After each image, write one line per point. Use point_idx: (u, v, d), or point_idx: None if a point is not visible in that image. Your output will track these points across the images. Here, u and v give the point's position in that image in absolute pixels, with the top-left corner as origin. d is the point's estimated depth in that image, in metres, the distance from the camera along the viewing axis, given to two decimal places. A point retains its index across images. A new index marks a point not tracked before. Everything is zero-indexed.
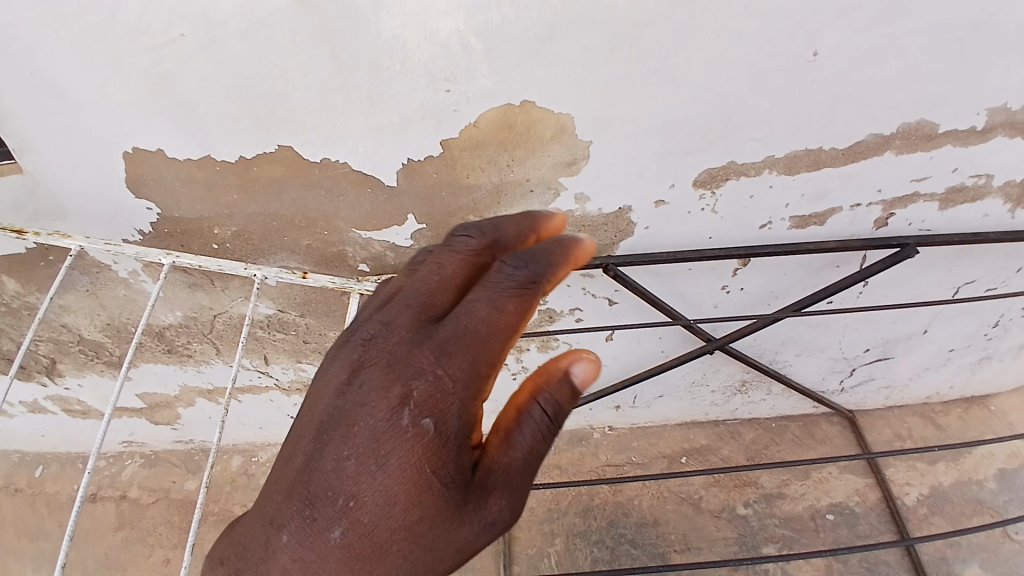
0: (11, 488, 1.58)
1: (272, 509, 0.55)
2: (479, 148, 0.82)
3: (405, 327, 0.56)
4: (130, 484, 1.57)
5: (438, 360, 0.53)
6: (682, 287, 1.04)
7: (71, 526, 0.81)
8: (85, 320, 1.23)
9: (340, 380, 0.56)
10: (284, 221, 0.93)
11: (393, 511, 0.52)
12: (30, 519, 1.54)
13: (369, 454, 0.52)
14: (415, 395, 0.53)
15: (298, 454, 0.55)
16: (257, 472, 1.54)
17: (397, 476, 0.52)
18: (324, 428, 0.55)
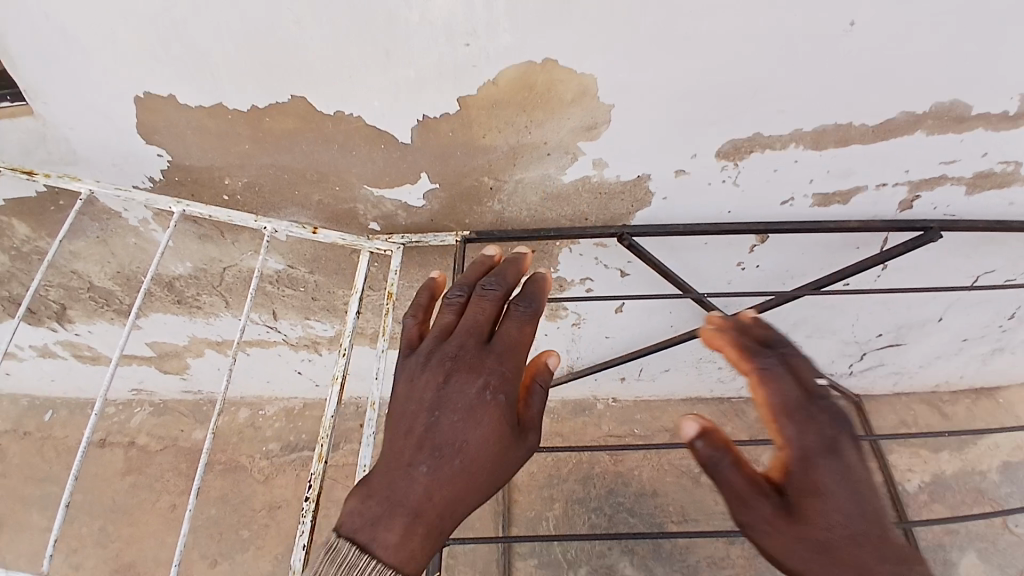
0: (23, 431, 1.61)
1: (399, 458, 0.62)
2: (497, 108, 0.79)
3: (467, 346, 0.69)
4: (139, 432, 1.60)
5: (501, 362, 0.67)
6: (696, 261, 1.02)
7: (77, 468, 0.83)
8: (96, 268, 1.23)
9: (428, 381, 0.67)
10: (296, 175, 0.92)
11: (490, 456, 0.63)
12: (41, 461, 1.58)
13: (466, 415, 0.64)
14: (491, 377, 0.66)
15: (414, 421, 0.65)
16: (263, 425, 1.56)
17: (490, 428, 0.63)
18: (431, 404, 0.65)
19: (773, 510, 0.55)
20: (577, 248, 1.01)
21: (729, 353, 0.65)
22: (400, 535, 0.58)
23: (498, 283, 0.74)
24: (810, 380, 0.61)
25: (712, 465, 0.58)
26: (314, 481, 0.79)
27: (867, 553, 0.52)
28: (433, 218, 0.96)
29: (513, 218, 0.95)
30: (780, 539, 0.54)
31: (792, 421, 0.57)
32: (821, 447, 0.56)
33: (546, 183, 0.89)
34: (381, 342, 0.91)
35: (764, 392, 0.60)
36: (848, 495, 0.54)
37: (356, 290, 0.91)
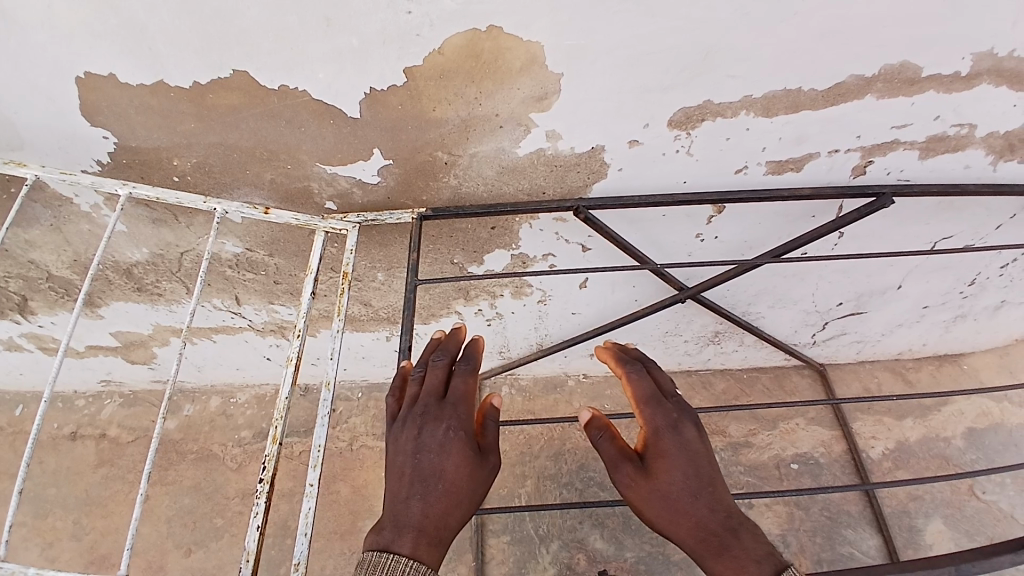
0: None
1: (396, 496, 0.67)
2: (445, 79, 0.78)
3: (430, 404, 0.73)
4: (110, 423, 1.58)
5: (459, 406, 0.73)
6: (655, 233, 1.02)
7: (28, 456, 0.82)
8: (53, 257, 1.20)
9: (403, 437, 0.71)
10: (246, 154, 0.90)
11: (469, 478, 0.68)
12: (10, 457, 1.55)
13: (440, 453, 0.69)
14: (452, 421, 0.71)
15: (401, 468, 0.69)
16: (236, 413, 1.55)
17: (463, 456, 0.69)
18: (410, 449, 0.70)
19: (634, 470, 0.68)
20: (537, 223, 1.00)
21: (612, 363, 0.79)
22: (411, 549, 0.62)
23: (445, 350, 0.79)
24: (666, 384, 0.76)
25: (594, 440, 0.72)
26: (268, 464, 0.78)
27: (697, 503, 0.64)
28: (388, 196, 0.95)
29: (470, 194, 0.94)
30: (639, 493, 0.67)
31: (651, 406, 0.72)
32: (669, 424, 0.70)
33: (500, 156, 0.88)
34: (337, 321, 0.90)
35: (632, 388, 0.75)
36: (689, 460, 0.67)
37: (311, 270, 0.90)
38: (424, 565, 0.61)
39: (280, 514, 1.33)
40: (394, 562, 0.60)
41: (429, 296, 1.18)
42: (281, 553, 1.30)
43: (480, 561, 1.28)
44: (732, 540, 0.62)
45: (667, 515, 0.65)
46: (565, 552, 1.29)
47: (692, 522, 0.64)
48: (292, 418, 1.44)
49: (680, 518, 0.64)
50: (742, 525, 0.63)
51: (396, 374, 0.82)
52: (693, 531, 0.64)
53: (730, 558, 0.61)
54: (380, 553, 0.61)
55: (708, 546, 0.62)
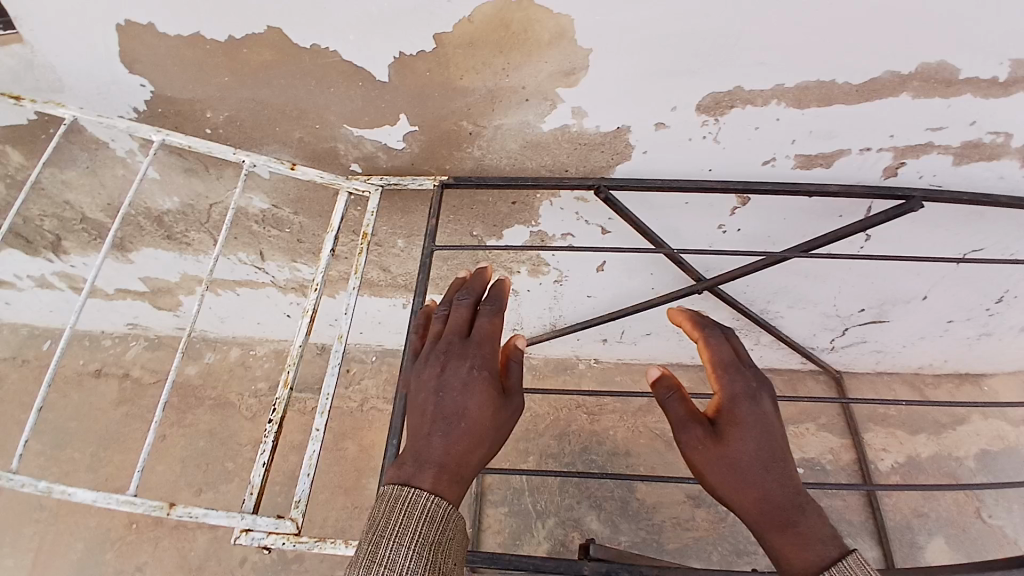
0: (19, 360, 1.67)
1: (419, 432, 0.68)
2: (473, 49, 0.78)
3: (453, 342, 0.75)
4: (134, 364, 1.65)
5: (483, 343, 0.73)
6: (677, 220, 1.01)
7: (50, 375, 0.88)
8: (88, 199, 1.24)
9: (426, 374, 0.72)
10: (277, 112, 0.92)
11: (491, 418, 0.68)
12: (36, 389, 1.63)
13: (464, 388, 0.69)
14: (477, 360, 0.72)
15: (425, 404, 0.70)
16: (254, 365, 1.60)
17: (486, 395, 0.69)
18: (432, 385, 0.71)
19: (704, 433, 0.67)
20: (557, 202, 1.00)
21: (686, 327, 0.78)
22: (431, 484, 0.63)
23: (470, 290, 0.80)
24: (743, 354, 0.75)
25: (662, 400, 0.72)
26: (277, 406, 0.81)
27: (767, 475, 0.64)
28: (412, 162, 0.96)
29: (493, 166, 0.95)
30: (706, 456, 0.66)
31: (730, 372, 0.71)
32: (747, 393, 0.69)
33: (524, 131, 0.88)
34: (353, 280, 0.92)
35: (710, 351, 0.73)
36: (764, 431, 0.66)
37: (332, 228, 0.92)
38: (445, 500, 0.62)
39: (289, 465, 1.38)
40: (415, 496, 0.61)
41: (446, 266, 1.19)
42: (286, 500, 1.35)
43: (477, 529, 1.31)
44: (802, 518, 0.61)
45: (733, 483, 0.64)
46: (561, 530, 1.31)
47: (759, 494, 0.63)
48: (306, 375, 1.48)
49: (747, 488, 0.63)
50: (810, 505, 0.62)
51: (426, 314, 0.84)
52: (758, 503, 0.63)
53: (796, 535, 0.60)
54: (400, 486, 0.63)
55: (771, 520, 0.62)
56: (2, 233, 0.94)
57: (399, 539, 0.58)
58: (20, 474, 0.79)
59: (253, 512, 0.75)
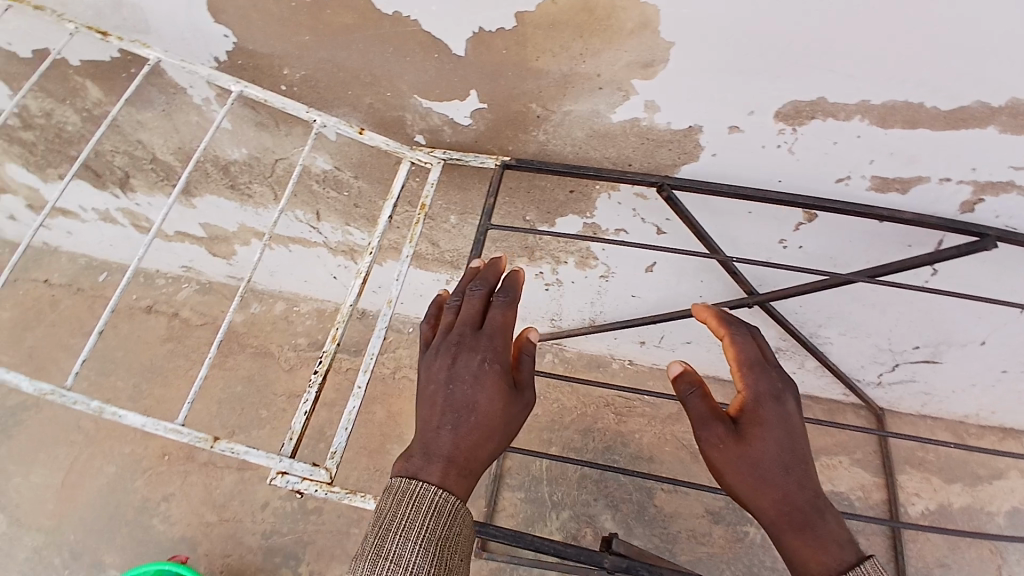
0: (77, 287, 1.76)
1: (428, 424, 0.70)
2: (553, 30, 0.77)
3: (465, 333, 0.76)
4: (183, 305, 1.72)
5: (494, 337, 0.75)
6: (737, 228, 0.99)
7: (114, 302, 0.92)
8: (160, 140, 1.29)
9: (436, 365, 0.74)
10: (351, 76, 0.94)
11: (501, 412, 0.71)
12: (91, 317, 1.72)
13: (474, 382, 0.71)
14: (488, 353, 0.74)
15: (434, 395, 0.72)
16: (296, 320, 1.65)
17: (497, 390, 0.71)
18: (442, 377, 0.73)
19: (726, 431, 0.69)
20: (616, 196, 0.99)
21: (713, 324, 0.80)
22: (439, 478, 0.66)
23: (484, 280, 0.81)
24: (767, 354, 0.77)
25: (683, 395, 0.73)
26: (323, 359, 0.83)
27: (788, 477, 0.67)
28: (476, 140, 0.96)
29: (556, 152, 0.94)
30: (726, 455, 0.69)
31: (755, 372, 0.73)
32: (771, 394, 0.71)
33: (592, 119, 0.87)
34: (406, 249, 0.94)
35: (736, 349, 0.75)
36: (786, 432, 0.69)
37: (392, 195, 0.93)
38: (453, 495, 0.65)
39: (318, 421, 1.43)
40: (423, 490, 0.64)
41: (495, 248, 1.20)
42: (312, 454, 1.39)
43: (491, 509, 1.33)
44: (819, 521, 0.65)
45: (753, 483, 0.67)
46: (573, 524, 1.32)
47: (778, 494, 0.66)
48: (345, 338, 1.52)
49: (767, 489, 0.67)
50: (827, 508, 0.66)
51: (437, 301, 0.85)
52: (776, 504, 0.66)
53: (812, 538, 0.64)
54: (409, 480, 0.65)
55: (789, 522, 0.65)
56: (78, 163, 0.97)
57: (406, 533, 0.61)
58: (73, 391, 0.83)
59: (290, 456, 0.77)
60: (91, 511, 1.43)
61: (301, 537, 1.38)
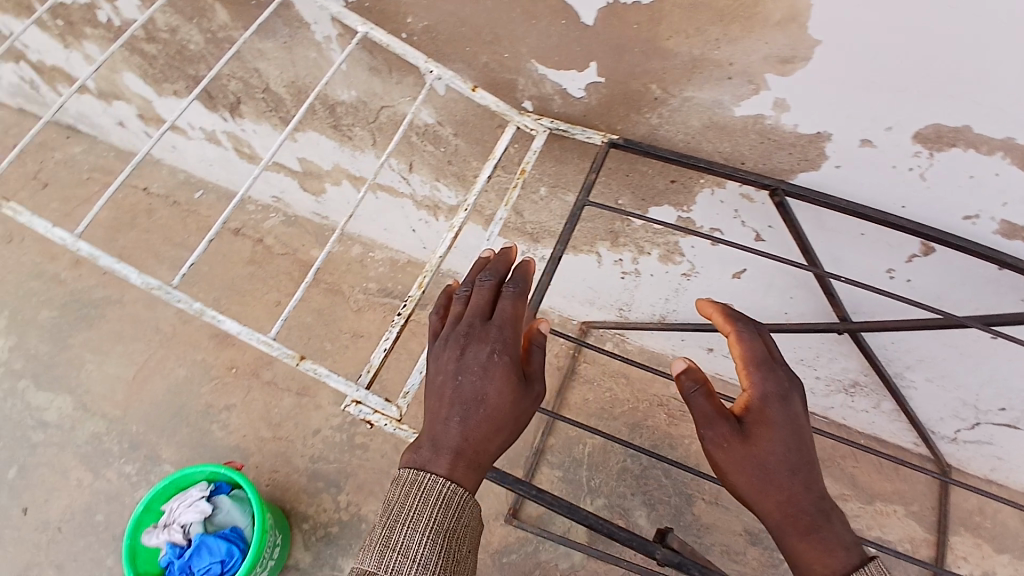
0: (173, 200, 1.88)
1: (437, 416, 0.72)
2: (692, 11, 0.74)
3: (475, 325, 0.77)
4: (268, 233, 1.80)
5: (503, 328, 0.76)
6: (844, 249, 0.94)
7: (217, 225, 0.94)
8: (276, 71, 1.33)
9: (446, 358, 0.76)
10: (472, 32, 0.93)
11: (509, 404, 0.72)
12: (183, 230, 1.83)
13: (481, 373, 0.73)
14: (497, 344, 0.74)
15: (443, 387, 0.74)
16: (370, 265, 1.70)
17: (505, 382, 0.72)
18: (451, 369, 0.74)
19: (731, 431, 0.68)
20: (720, 193, 0.95)
21: (716, 319, 0.76)
22: (448, 470, 0.68)
23: (494, 270, 0.81)
24: (774, 350, 0.74)
25: (686, 393, 0.70)
26: (408, 303, 0.85)
27: (794, 478, 0.66)
28: (585, 113, 0.95)
29: (667, 139, 0.92)
30: (731, 455, 0.67)
31: (762, 371, 0.70)
32: (780, 395, 0.69)
33: (713, 110, 0.84)
34: (502, 210, 0.93)
35: (745, 348, 0.72)
36: (793, 432, 0.68)
37: (494, 156, 0.93)
38: (461, 487, 0.68)
39: None
40: (432, 482, 0.67)
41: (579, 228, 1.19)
42: None
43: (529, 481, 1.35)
44: (824, 523, 0.64)
45: (758, 485, 0.66)
46: (607, 513, 1.32)
47: (783, 496, 0.65)
48: None
49: (772, 490, 0.66)
50: (832, 509, 0.66)
51: (448, 292, 0.86)
52: (782, 505, 0.65)
53: (818, 541, 0.63)
54: (417, 472, 0.69)
55: (794, 524, 0.65)
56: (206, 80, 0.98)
57: (415, 524, 0.65)
58: (176, 290, 0.87)
59: (365, 388, 0.80)
60: (160, 407, 1.54)
61: (344, 469, 1.44)
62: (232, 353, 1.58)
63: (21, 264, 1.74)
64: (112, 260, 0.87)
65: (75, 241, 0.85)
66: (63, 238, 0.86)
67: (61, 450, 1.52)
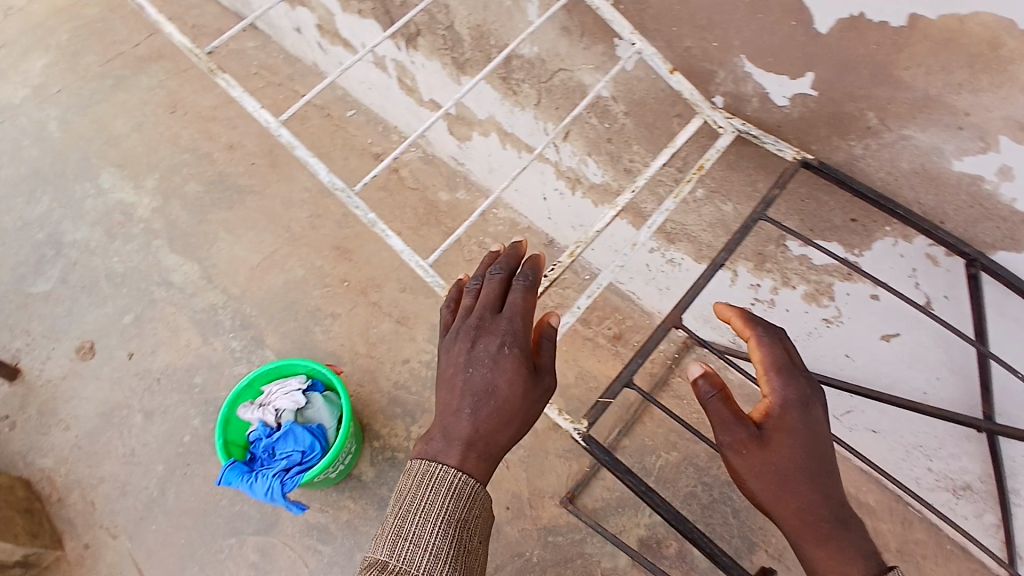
0: (327, 112, 1.96)
1: (448, 408, 0.73)
2: (943, 48, 0.68)
3: (485, 317, 0.77)
4: (404, 166, 1.85)
5: (513, 321, 0.75)
6: (1013, 345, 0.86)
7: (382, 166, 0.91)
8: (464, 11, 1.26)
9: (456, 350, 0.76)
10: (685, 12, 0.89)
11: (519, 397, 0.73)
12: (329, 142, 1.92)
13: (492, 366, 0.73)
14: (507, 337, 0.74)
15: (453, 380, 0.75)
16: (491, 221, 1.73)
17: (516, 375, 0.73)
18: (462, 362, 0.74)
19: (749, 436, 0.67)
20: (902, 246, 0.91)
21: (737, 323, 0.75)
22: (459, 461, 0.70)
23: (504, 264, 0.80)
24: (796, 358, 0.72)
25: (704, 397, 0.69)
26: (556, 268, 0.85)
27: (812, 485, 0.65)
28: (781, 123, 0.91)
29: (864, 174, 0.86)
30: (749, 461, 0.67)
31: (783, 379, 0.69)
32: (800, 401, 0.68)
33: (930, 155, 0.77)
34: (670, 202, 0.90)
35: (764, 353, 0.71)
36: (813, 439, 0.67)
37: (675, 143, 0.89)
38: (472, 479, 0.70)
39: None
40: (443, 474, 0.69)
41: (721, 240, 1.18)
42: None
43: (593, 473, 1.42)
44: (844, 532, 0.63)
45: (774, 491, 0.66)
46: (663, 529, 1.38)
47: (800, 504, 0.65)
48: None
49: (788, 497, 0.65)
50: (852, 519, 0.65)
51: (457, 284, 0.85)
52: (800, 513, 0.65)
53: (838, 551, 0.63)
54: (430, 463, 0.71)
55: (812, 532, 0.64)
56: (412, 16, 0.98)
57: (427, 514, 0.67)
58: (358, 196, 0.81)
59: None
60: (273, 297, 1.64)
61: (422, 403, 1.51)
62: (347, 268, 1.67)
63: (181, 136, 1.85)
64: (307, 152, 0.80)
65: (277, 126, 0.80)
66: (267, 123, 0.82)
67: (178, 310, 1.61)
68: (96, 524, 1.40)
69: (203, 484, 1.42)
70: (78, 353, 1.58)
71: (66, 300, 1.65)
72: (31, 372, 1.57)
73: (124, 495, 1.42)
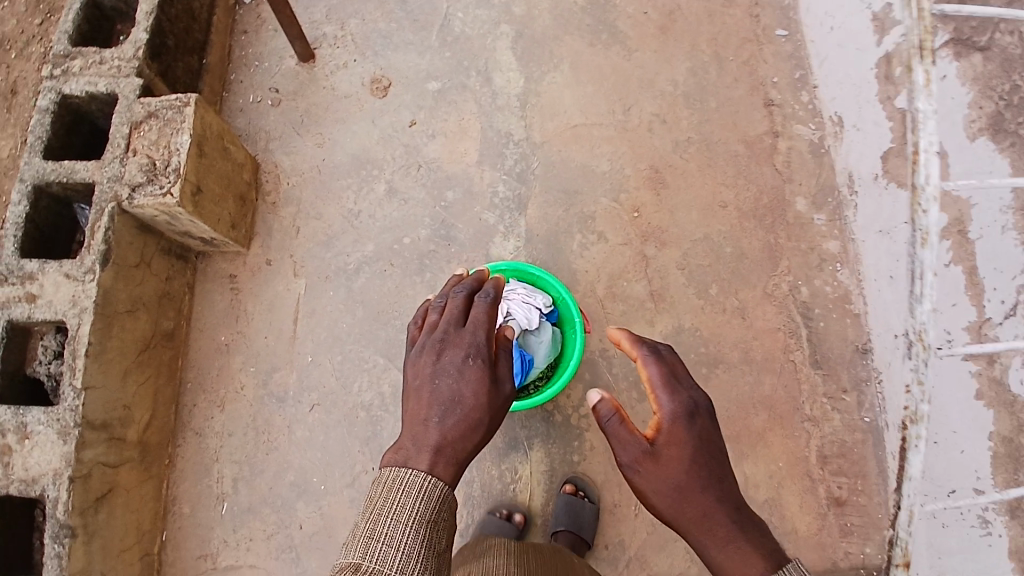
0: (756, 16, 1.47)
1: (416, 420, 0.73)
2: None
3: (450, 331, 0.80)
4: (787, 136, 1.40)
5: (475, 334, 0.79)
6: None
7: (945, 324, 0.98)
8: None
9: (423, 364, 0.77)
10: None
11: (484, 400, 0.74)
12: (726, 47, 1.45)
13: (458, 376, 0.75)
14: (471, 351, 0.77)
15: (416, 401, 0.75)
16: (824, 275, 1.33)
17: (478, 381, 0.75)
18: (428, 373, 0.76)
19: (642, 454, 0.67)
20: None
21: (624, 347, 0.77)
22: (430, 466, 0.69)
23: (468, 286, 0.86)
24: (683, 373, 0.73)
25: (603, 422, 0.70)
26: None
27: (706, 493, 0.65)
28: None
29: None
30: (648, 478, 0.67)
31: (666, 393, 0.70)
32: (685, 410, 0.69)
33: None
34: None
35: (650, 370, 0.72)
36: (700, 443, 0.67)
37: None
38: (440, 482, 0.68)
39: (744, 358, 1.31)
40: (412, 478, 0.67)
41: None
42: None
43: None
44: (740, 530, 0.63)
45: (672, 501, 0.65)
46: None
47: (699, 509, 0.64)
48: None
49: (687, 506, 0.65)
50: (745, 516, 0.64)
51: (427, 305, 0.90)
52: (698, 519, 0.64)
53: (736, 552, 0.61)
54: (399, 470, 0.68)
55: (713, 535, 0.63)
56: None
57: (399, 516, 0.63)
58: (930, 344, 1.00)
59: None
60: (562, 169, 1.40)
61: (610, 390, 1.31)
62: (648, 198, 1.39)
63: None
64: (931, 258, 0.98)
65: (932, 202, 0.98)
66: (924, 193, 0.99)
67: (477, 110, 1.43)
68: (288, 251, 1.36)
69: (391, 293, 1.33)
70: (371, 84, 1.43)
71: (393, 19, 1.48)
72: (321, 65, 1.45)
73: (326, 246, 1.36)
